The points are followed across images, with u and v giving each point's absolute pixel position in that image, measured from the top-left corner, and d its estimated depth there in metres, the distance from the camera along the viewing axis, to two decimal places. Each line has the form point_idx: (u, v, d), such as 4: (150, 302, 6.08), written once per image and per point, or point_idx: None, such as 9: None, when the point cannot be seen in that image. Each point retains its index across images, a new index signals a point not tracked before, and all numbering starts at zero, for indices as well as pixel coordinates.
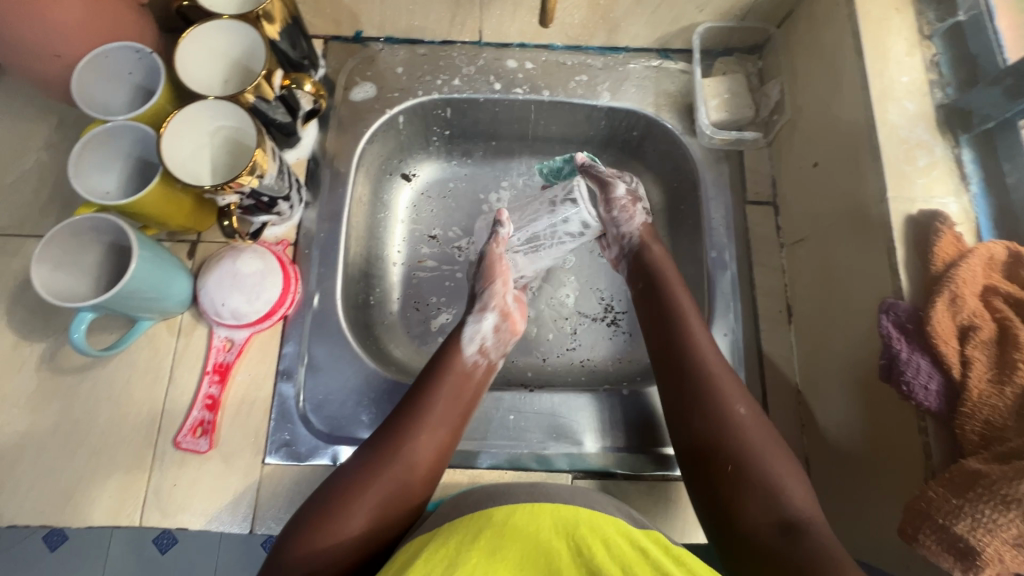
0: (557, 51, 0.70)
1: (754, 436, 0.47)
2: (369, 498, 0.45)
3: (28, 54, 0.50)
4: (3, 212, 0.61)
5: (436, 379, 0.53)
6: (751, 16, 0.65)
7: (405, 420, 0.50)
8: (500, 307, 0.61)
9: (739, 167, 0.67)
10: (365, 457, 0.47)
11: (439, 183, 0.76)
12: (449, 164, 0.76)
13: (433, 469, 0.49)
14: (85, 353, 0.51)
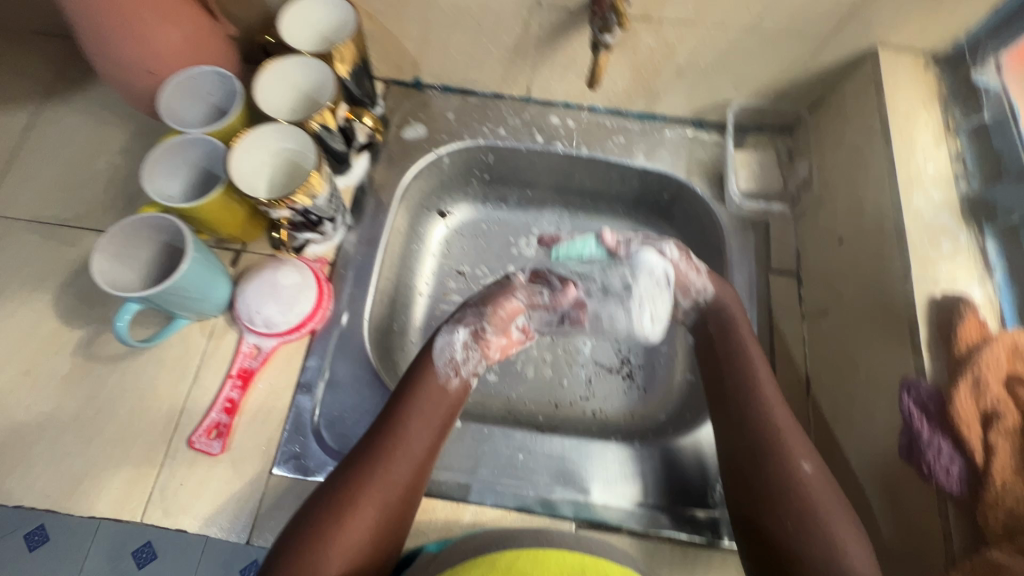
0: (598, 112, 0.74)
1: (815, 489, 0.47)
2: (333, 556, 0.44)
3: (128, 68, 0.57)
4: (72, 205, 0.66)
5: (391, 423, 0.52)
6: (784, 98, 0.69)
7: (362, 469, 0.49)
8: (474, 329, 0.62)
9: (766, 236, 0.68)
10: (321, 510, 0.47)
11: (471, 224, 0.79)
12: (484, 207, 0.80)
13: (395, 519, 0.48)
14: (127, 343, 0.53)
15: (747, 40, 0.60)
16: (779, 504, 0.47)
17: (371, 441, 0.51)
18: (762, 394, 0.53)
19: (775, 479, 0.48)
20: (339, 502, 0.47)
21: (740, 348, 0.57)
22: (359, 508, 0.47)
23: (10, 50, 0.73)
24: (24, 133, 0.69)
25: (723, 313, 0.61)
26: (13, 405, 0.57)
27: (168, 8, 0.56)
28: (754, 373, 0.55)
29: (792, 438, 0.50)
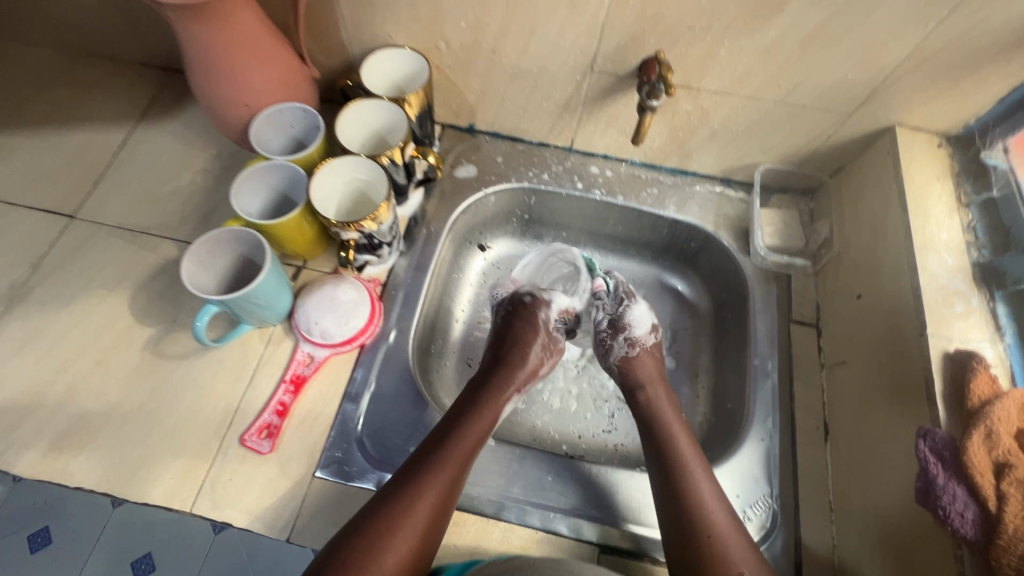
0: (634, 165, 0.81)
1: (731, 541, 0.54)
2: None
3: (228, 100, 0.64)
4: (155, 215, 0.73)
5: (430, 465, 0.55)
6: (807, 164, 0.75)
7: (395, 506, 0.53)
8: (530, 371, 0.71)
9: (788, 289, 0.73)
10: (355, 543, 0.50)
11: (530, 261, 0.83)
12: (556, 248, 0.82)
13: (419, 555, 0.52)
14: (201, 342, 0.59)
15: (776, 111, 0.67)
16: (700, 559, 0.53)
17: (407, 479, 0.55)
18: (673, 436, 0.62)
19: (701, 535, 0.54)
20: (369, 536, 0.51)
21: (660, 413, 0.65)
22: (388, 544, 0.51)
23: (115, 77, 0.82)
24: (118, 149, 0.77)
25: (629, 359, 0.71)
26: (83, 393, 0.61)
27: (268, 53, 0.63)
28: (664, 418, 0.64)
29: (711, 499, 0.56)
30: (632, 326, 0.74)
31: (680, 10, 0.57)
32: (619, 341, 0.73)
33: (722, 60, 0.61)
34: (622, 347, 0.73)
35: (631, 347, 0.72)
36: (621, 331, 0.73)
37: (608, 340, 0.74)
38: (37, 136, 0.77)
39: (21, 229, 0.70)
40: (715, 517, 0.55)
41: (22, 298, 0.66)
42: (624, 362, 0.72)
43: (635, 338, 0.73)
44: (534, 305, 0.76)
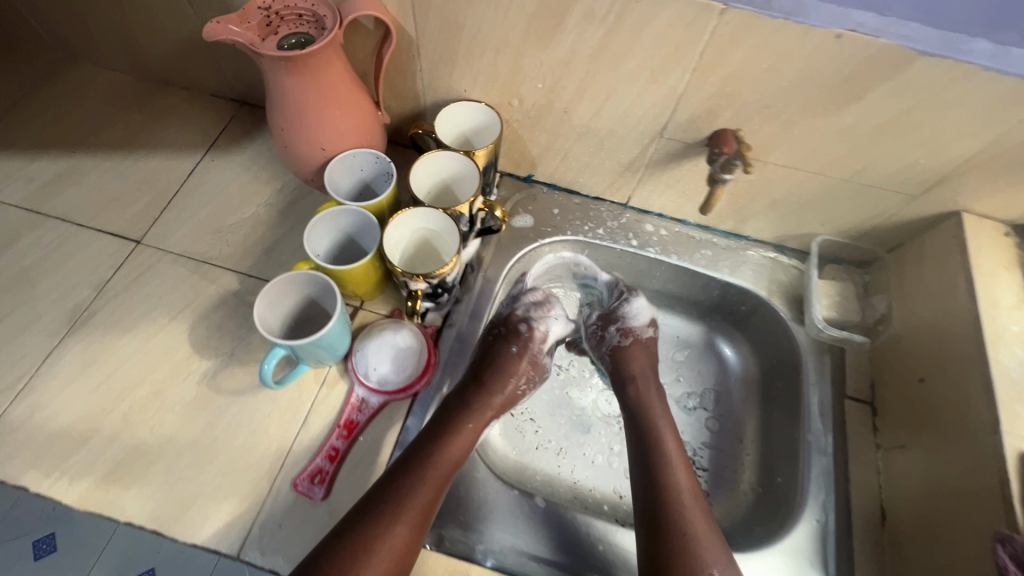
0: (688, 225, 0.82)
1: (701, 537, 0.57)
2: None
3: (307, 143, 0.66)
4: (218, 245, 0.74)
5: (412, 478, 0.56)
6: (865, 239, 0.75)
7: (376, 521, 0.52)
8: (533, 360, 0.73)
9: (842, 363, 0.72)
10: (334, 557, 0.50)
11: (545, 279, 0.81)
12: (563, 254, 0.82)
13: (403, 564, 0.52)
14: (266, 385, 0.59)
15: (841, 187, 0.67)
16: (680, 574, 0.54)
17: (389, 491, 0.54)
18: (658, 434, 0.65)
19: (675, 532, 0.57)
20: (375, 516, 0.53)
21: (661, 438, 0.65)
22: (365, 560, 0.50)
23: (188, 106, 0.85)
24: (186, 177, 0.79)
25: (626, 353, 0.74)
26: (139, 424, 0.61)
27: (350, 103, 0.65)
28: (653, 421, 0.67)
29: (698, 525, 0.57)
30: (630, 317, 0.76)
31: (759, 90, 0.58)
32: (611, 331, 0.76)
33: (795, 138, 0.62)
34: (615, 336, 0.76)
35: (625, 336, 0.76)
36: (613, 322, 0.76)
37: (602, 330, 0.77)
38: (110, 160, 0.79)
39: (89, 252, 0.72)
40: (695, 523, 0.57)
41: (86, 322, 0.67)
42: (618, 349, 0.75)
43: (630, 328, 0.76)
44: (526, 335, 0.72)
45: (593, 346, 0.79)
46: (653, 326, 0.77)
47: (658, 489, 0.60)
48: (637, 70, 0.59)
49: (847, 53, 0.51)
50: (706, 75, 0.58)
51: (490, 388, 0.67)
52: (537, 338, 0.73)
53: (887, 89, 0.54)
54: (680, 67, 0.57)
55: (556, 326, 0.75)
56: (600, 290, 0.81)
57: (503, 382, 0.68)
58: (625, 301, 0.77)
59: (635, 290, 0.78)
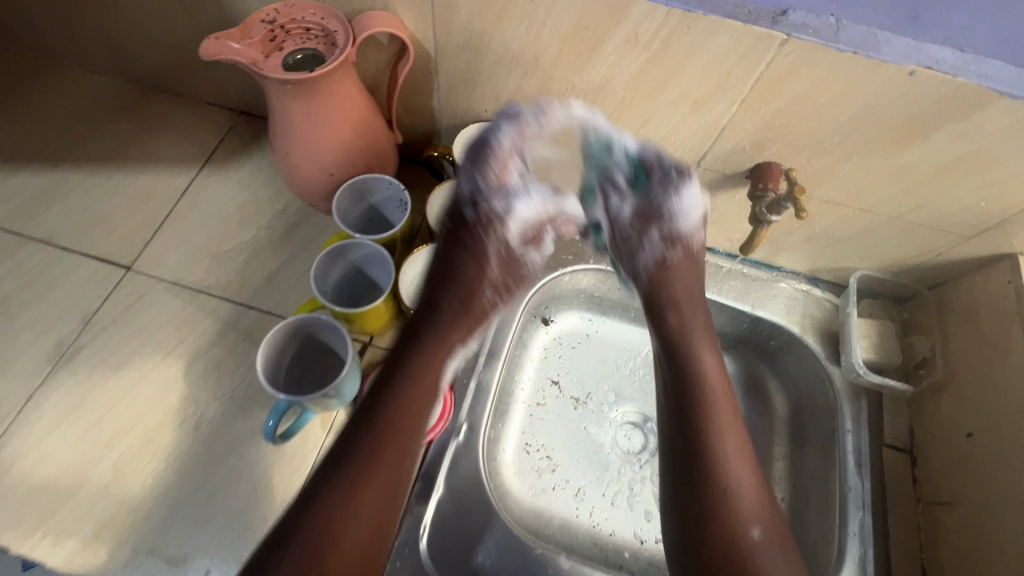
0: (716, 254, 0.77)
1: (745, 496, 0.52)
2: (347, 527, 0.47)
3: (314, 168, 0.61)
4: (215, 272, 0.68)
5: (382, 423, 0.51)
6: (905, 275, 0.71)
7: (349, 479, 0.49)
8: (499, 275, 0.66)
9: (878, 407, 0.68)
10: (313, 518, 0.47)
11: (540, 148, 0.63)
12: (577, 107, 0.58)
13: (390, 505, 0.50)
14: (273, 443, 0.53)
15: (888, 225, 0.63)
16: (707, 528, 0.51)
17: (360, 441, 0.50)
18: (703, 373, 0.58)
19: (709, 490, 0.52)
20: (361, 461, 0.49)
21: (701, 372, 0.58)
22: (345, 514, 0.47)
23: (181, 115, 0.79)
24: (180, 195, 0.73)
25: (664, 277, 0.64)
26: (132, 475, 0.57)
27: (361, 123, 0.60)
28: (699, 362, 0.58)
29: (736, 477, 0.52)
30: (676, 220, 0.64)
31: (813, 125, 0.53)
32: (653, 237, 0.65)
33: (844, 174, 0.57)
34: (657, 245, 0.65)
35: (670, 248, 0.65)
36: (655, 224, 0.65)
37: (638, 235, 0.65)
38: (98, 175, 0.74)
39: (75, 280, 0.66)
40: (736, 478, 0.52)
41: (72, 359, 0.62)
42: (657, 264, 0.64)
43: (677, 233, 0.64)
44: (477, 223, 0.65)
45: (617, 254, 0.67)
46: (705, 226, 0.64)
47: (694, 439, 0.54)
48: (679, 99, 0.54)
49: (917, 91, 0.46)
50: (755, 108, 0.53)
51: (461, 308, 0.62)
52: (500, 221, 0.66)
53: (955, 130, 0.49)
54: (727, 98, 0.52)
55: (525, 206, 0.66)
56: (623, 166, 0.63)
57: (474, 297, 0.63)
58: (670, 192, 0.61)
59: (687, 172, 0.61)
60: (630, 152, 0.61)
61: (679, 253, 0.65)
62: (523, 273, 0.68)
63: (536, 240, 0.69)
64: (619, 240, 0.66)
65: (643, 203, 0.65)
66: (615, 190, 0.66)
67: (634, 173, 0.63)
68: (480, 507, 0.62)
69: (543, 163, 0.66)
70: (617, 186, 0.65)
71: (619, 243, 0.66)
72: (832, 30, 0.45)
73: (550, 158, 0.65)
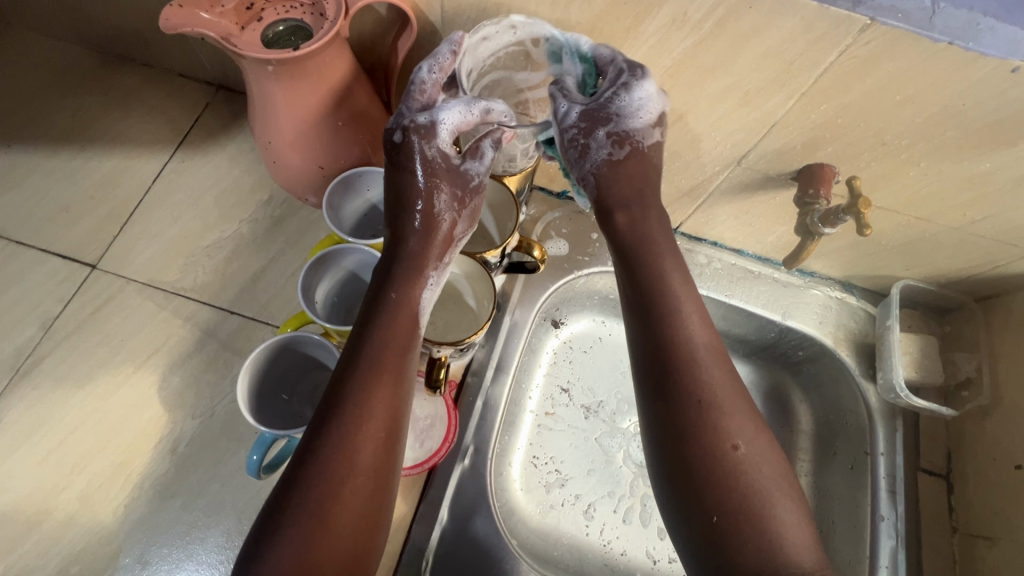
0: (745, 257, 0.71)
1: (735, 413, 0.43)
2: (343, 504, 0.39)
3: (300, 161, 0.53)
4: (192, 272, 0.61)
5: (362, 377, 0.43)
6: (953, 286, 0.64)
7: (334, 448, 0.40)
8: (433, 199, 0.50)
9: (916, 428, 0.63)
10: (301, 500, 0.38)
11: (483, 57, 0.50)
12: (517, 20, 0.46)
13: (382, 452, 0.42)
14: (258, 477, 0.47)
15: (945, 235, 0.56)
16: (699, 464, 0.41)
17: (344, 397, 0.42)
18: (669, 285, 0.46)
19: (693, 409, 0.42)
20: (338, 424, 0.41)
21: (665, 279, 0.46)
22: (337, 489, 0.39)
23: (151, 89, 0.70)
24: (152, 182, 0.65)
25: (621, 182, 0.48)
26: (100, 504, 0.51)
27: (354, 108, 0.51)
28: (660, 267, 0.47)
29: (724, 411, 0.42)
30: (627, 116, 0.47)
31: (881, 125, 0.46)
32: (598, 137, 0.47)
33: (907, 180, 0.50)
34: (604, 147, 0.48)
35: (617, 148, 0.48)
36: (603, 123, 0.47)
37: (586, 136, 0.47)
38: (56, 157, 0.65)
39: (34, 279, 0.59)
40: (727, 393, 0.43)
41: (32, 371, 0.55)
42: (610, 168, 0.48)
43: (629, 133, 0.47)
44: (407, 146, 0.49)
45: (568, 163, 0.50)
46: (661, 124, 0.48)
47: (674, 371, 0.43)
48: (727, 90, 0.47)
49: (1018, 90, 0.39)
50: (817, 102, 0.45)
51: (427, 236, 0.50)
52: (423, 134, 0.49)
53: None
54: (784, 90, 0.45)
55: (450, 114, 0.49)
56: (574, 69, 0.49)
57: (435, 225, 0.50)
58: (620, 91, 0.45)
59: (640, 66, 0.45)
60: (579, 49, 0.46)
61: (637, 153, 0.48)
62: (474, 182, 0.52)
63: (474, 151, 0.52)
64: (572, 157, 0.49)
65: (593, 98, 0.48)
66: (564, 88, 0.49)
67: (588, 73, 0.48)
68: (487, 537, 0.57)
69: (506, 81, 0.54)
70: (567, 91, 0.49)
71: (570, 156, 0.49)
72: (926, 14, 0.37)
73: (528, 85, 0.54)
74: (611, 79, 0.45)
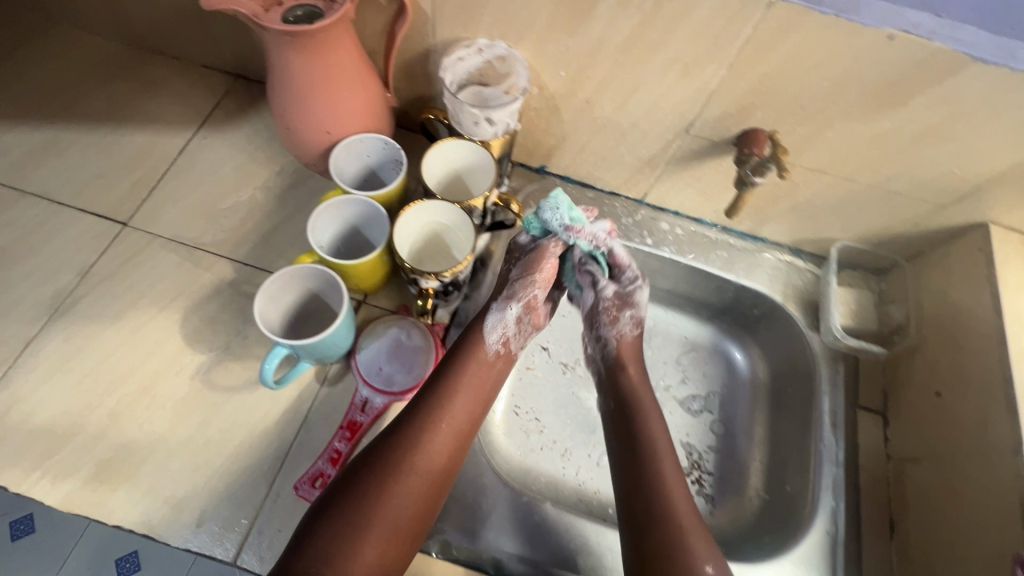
0: (704, 225, 0.79)
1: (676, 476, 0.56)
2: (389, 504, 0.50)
3: (310, 127, 0.62)
4: (211, 230, 0.69)
5: (431, 415, 0.55)
6: (885, 246, 0.73)
7: (396, 456, 0.52)
8: (525, 301, 0.64)
9: (855, 371, 0.71)
10: (364, 485, 0.51)
11: (461, 74, 0.64)
12: (482, 44, 0.61)
13: (435, 479, 0.53)
14: (269, 386, 0.55)
15: (868, 193, 0.65)
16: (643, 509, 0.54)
17: (419, 419, 0.55)
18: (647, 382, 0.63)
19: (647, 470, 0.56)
20: (403, 443, 0.53)
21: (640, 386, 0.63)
22: (399, 485, 0.51)
23: (177, 78, 0.79)
24: (176, 156, 0.74)
25: (620, 360, 0.66)
26: (127, 421, 0.58)
27: (356, 82, 0.60)
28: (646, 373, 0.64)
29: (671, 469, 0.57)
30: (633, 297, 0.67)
31: (797, 90, 0.55)
32: (624, 317, 0.66)
33: (827, 141, 0.59)
34: (625, 324, 0.67)
35: (631, 326, 0.67)
36: (628, 307, 0.66)
37: (613, 313, 0.66)
38: (94, 134, 0.74)
39: (71, 234, 0.67)
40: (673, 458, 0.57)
41: (69, 310, 0.63)
42: (622, 338, 0.66)
43: (637, 318, 0.67)
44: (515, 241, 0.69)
45: (592, 331, 0.68)
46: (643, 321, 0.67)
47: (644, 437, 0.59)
48: (669, 63, 0.56)
49: (895, 56, 0.49)
50: (743, 71, 0.54)
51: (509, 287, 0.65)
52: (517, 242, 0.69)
53: (931, 95, 0.51)
54: (715, 61, 0.54)
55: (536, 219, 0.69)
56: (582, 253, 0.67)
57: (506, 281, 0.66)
58: (630, 292, 0.67)
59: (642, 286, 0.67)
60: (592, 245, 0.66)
61: (637, 355, 0.66)
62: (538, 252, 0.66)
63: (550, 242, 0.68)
64: (596, 328, 0.67)
65: (613, 287, 0.67)
66: (587, 271, 0.67)
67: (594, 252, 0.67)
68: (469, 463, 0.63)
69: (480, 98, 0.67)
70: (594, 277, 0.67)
71: (597, 330, 0.67)
72: None
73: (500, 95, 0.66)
74: (625, 284, 0.67)
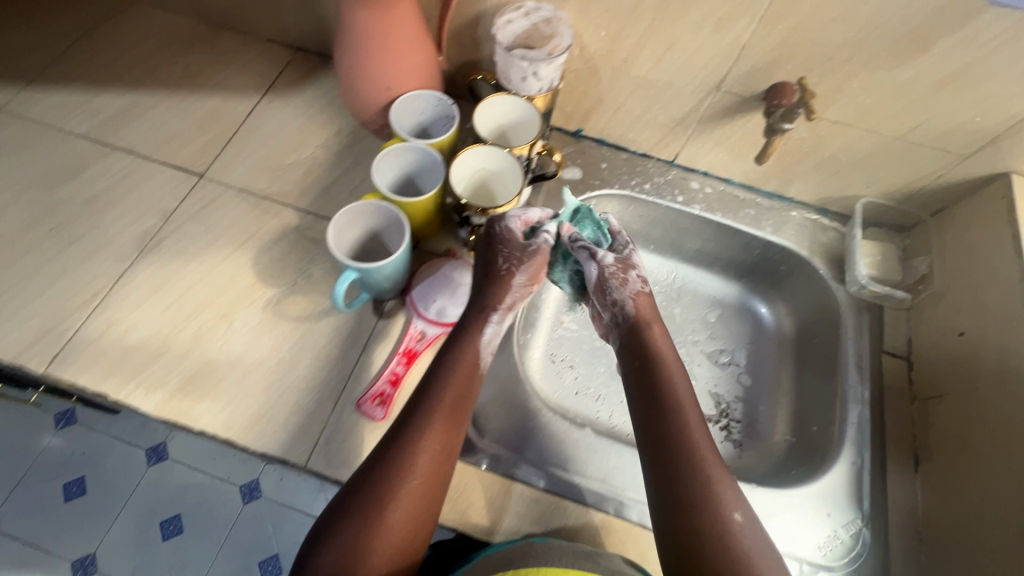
0: (733, 185, 0.83)
1: (698, 439, 0.56)
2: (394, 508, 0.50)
3: (372, 83, 0.68)
4: (277, 182, 0.76)
5: (426, 409, 0.55)
6: (910, 202, 0.76)
7: (391, 460, 0.52)
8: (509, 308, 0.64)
9: (880, 320, 0.74)
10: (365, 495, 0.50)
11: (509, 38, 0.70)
12: (529, 7, 0.66)
13: (436, 470, 0.53)
14: (340, 309, 0.61)
15: (892, 146, 0.69)
16: (673, 471, 0.54)
17: (412, 417, 0.55)
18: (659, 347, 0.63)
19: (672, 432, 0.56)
20: (398, 443, 0.53)
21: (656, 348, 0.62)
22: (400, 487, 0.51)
23: (244, 50, 0.86)
24: (244, 118, 0.81)
25: (636, 320, 0.64)
26: (208, 343, 0.64)
27: (414, 45, 0.66)
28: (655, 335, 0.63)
29: (696, 431, 0.57)
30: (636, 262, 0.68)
31: (823, 41, 0.59)
32: (631, 276, 0.66)
33: (852, 93, 0.63)
34: (635, 282, 0.65)
35: (642, 284, 0.66)
36: (634, 268, 0.66)
37: (621, 277, 0.65)
38: (172, 99, 0.82)
39: (155, 183, 0.74)
40: (693, 426, 0.57)
41: (155, 248, 0.70)
42: (636, 297, 0.65)
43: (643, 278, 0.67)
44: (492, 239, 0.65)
45: (603, 302, 0.66)
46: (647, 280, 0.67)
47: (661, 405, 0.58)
48: (704, 19, 0.61)
49: (916, 4, 0.53)
50: (773, 24, 0.59)
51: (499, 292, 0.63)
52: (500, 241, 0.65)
53: (950, 42, 0.55)
54: (747, 15, 0.59)
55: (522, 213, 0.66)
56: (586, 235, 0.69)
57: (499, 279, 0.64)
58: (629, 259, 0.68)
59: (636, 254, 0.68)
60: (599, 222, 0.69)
61: (650, 309, 0.65)
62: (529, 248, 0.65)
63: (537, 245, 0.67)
64: (606, 296, 0.65)
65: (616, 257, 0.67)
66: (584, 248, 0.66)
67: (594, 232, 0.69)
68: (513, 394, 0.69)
69: None
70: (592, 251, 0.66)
71: (608, 298, 0.65)
72: None
73: None
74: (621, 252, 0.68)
